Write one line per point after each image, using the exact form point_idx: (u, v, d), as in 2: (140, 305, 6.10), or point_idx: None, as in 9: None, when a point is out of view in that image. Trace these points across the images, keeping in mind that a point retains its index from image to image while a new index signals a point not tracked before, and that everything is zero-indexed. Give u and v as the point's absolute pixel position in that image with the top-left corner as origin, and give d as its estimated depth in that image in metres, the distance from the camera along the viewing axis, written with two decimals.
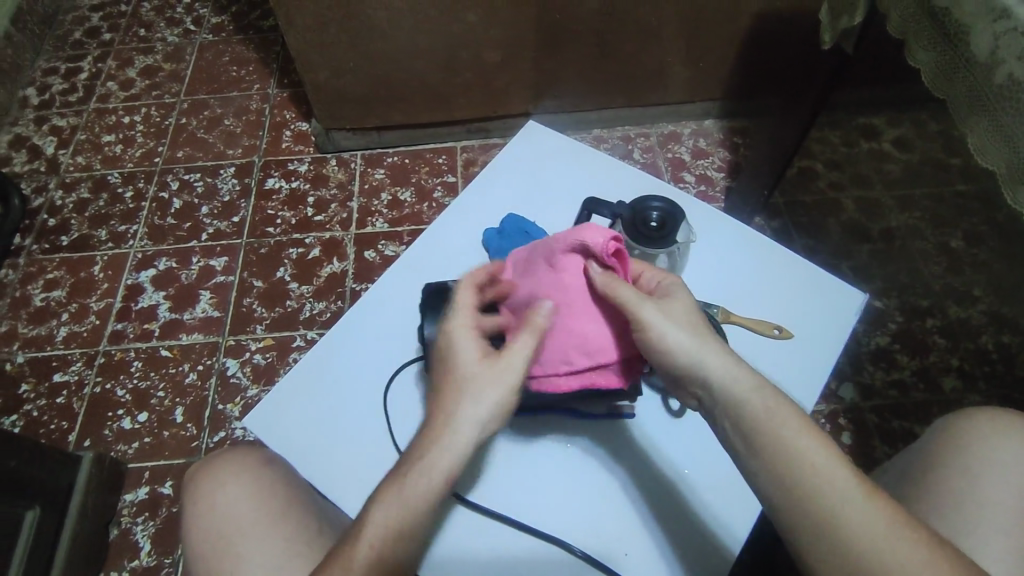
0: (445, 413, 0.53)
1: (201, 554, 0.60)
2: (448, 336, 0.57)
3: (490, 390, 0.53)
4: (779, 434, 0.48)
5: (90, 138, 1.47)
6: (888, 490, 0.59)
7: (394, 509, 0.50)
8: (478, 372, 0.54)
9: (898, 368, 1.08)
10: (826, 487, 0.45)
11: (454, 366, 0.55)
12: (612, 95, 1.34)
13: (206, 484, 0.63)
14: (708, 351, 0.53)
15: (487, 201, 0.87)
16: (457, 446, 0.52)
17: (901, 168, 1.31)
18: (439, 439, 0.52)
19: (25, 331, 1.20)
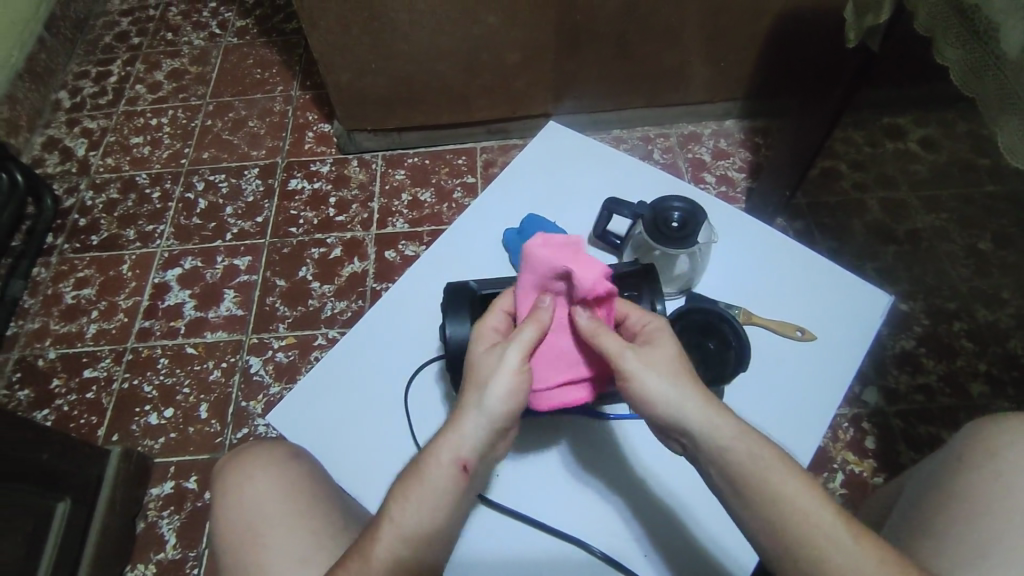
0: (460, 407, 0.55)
1: (229, 546, 0.61)
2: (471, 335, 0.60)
3: (497, 384, 0.54)
4: (769, 478, 0.49)
5: (119, 140, 1.50)
6: (912, 494, 0.59)
7: (409, 500, 0.52)
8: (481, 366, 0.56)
9: (924, 372, 1.07)
10: (815, 532, 0.47)
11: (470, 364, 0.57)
12: (632, 95, 1.34)
13: (233, 480, 0.64)
14: (690, 400, 0.52)
15: (506, 201, 0.87)
16: (468, 435, 0.53)
17: (928, 168, 1.29)
18: (452, 430, 0.54)
19: (57, 327, 1.23)
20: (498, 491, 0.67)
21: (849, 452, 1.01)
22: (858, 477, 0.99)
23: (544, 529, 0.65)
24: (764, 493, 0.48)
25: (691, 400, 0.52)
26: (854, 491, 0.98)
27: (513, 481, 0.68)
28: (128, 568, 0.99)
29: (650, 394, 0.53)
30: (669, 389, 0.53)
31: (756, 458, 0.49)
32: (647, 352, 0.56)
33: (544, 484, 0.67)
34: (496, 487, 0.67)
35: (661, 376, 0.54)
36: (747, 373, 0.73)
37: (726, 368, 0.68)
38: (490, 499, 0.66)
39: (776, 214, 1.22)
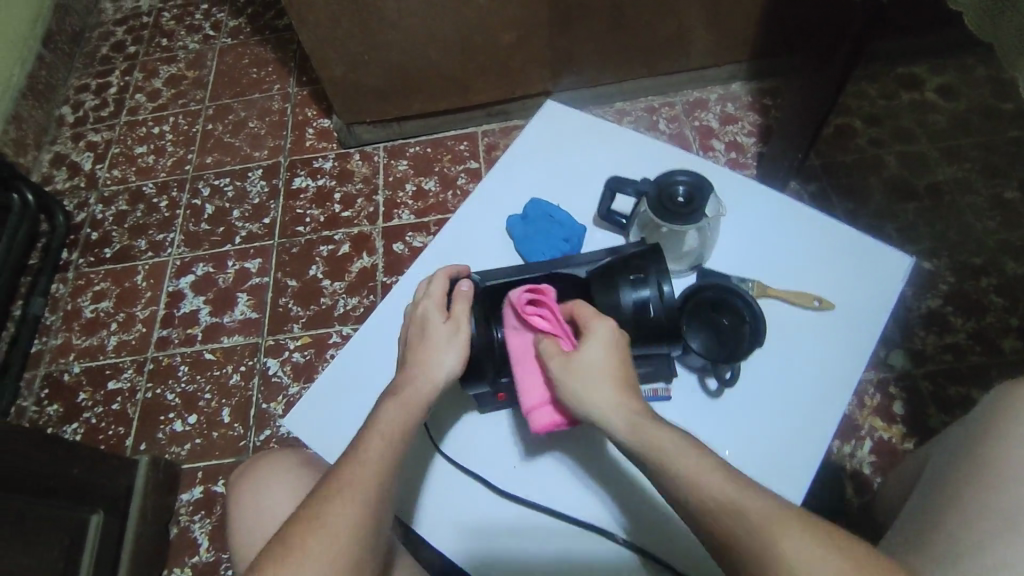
0: (423, 359, 0.62)
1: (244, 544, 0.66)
2: (415, 305, 0.65)
3: (454, 345, 0.62)
4: (657, 452, 0.52)
5: (124, 151, 1.51)
6: (939, 471, 0.56)
7: (396, 414, 0.59)
8: (438, 329, 0.63)
9: (951, 331, 1.03)
10: (698, 489, 0.49)
11: (425, 326, 0.64)
12: (633, 66, 1.30)
13: (236, 513, 0.68)
14: (594, 398, 0.56)
15: (507, 186, 0.85)
16: (437, 378, 0.61)
17: (948, 118, 1.23)
18: (417, 374, 0.61)
19: (79, 342, 1.26)
20: (511, 482, 0.68)
21: (876, 418, 0.99)
22: (887, 443, 0.97)
23: (565, 520, 0.65)
24: (681, 482, 0.50)
25: (610, 404, 0.55)
26: (883, 457, 0.96)
27: (531, 473, 0.68)
28: (165, 573, 1.02)
29: (578, 397, 0.57)
30: (592, 394, 0.56)
31: (643, 440, 0.53)
32: (578, 355, 0.58)
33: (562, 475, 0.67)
34: (515, 480, 0.68)
35: (589, 379, 0.57)
36: (764, 348, 0.71)
37: (742, 344, 0.66)
38: (504, 490, 0.67)
39: (789, 178, 1.18)
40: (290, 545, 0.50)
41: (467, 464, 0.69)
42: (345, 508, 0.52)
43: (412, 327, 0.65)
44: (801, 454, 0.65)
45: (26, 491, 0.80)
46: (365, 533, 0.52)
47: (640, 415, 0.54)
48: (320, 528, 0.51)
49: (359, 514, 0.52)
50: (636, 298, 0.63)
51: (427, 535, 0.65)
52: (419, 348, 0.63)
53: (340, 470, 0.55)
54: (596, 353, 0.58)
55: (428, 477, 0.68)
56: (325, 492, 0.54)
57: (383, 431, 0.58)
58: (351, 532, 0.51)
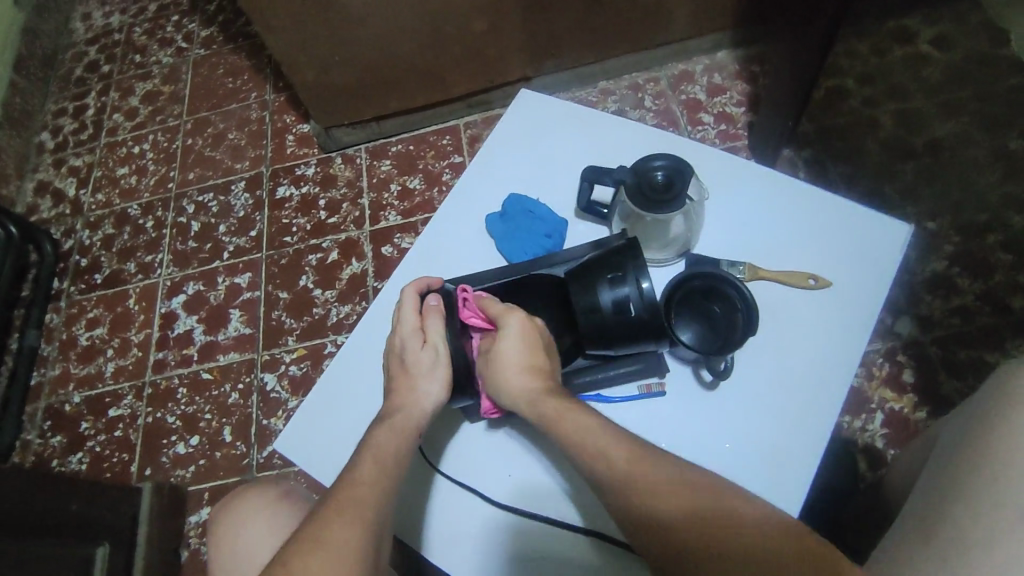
0: (408, 386, 0.61)
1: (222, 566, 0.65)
2: (395, 333, 0.63)
3: (436, 370, 0.61)
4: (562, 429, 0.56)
5: (106, 173, 1.49)
6: (941, 454, 0.53)
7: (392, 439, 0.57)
8: (418, 356, 0.62)
9: (959, 293, 0.99)
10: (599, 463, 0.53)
11: (405, 356, 0.62)
12: (613, 43, 1.25)
13: (226, 531, 0.66)
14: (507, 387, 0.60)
15: (485, 183, 0.82)
16: (426, 403, 0.60)
17: (945, 70, 1.18)
18: (405, 402, 0.60)
19: (77, 371, 1.25)
20: (501, 490, 0.67)
21: (886, 389, 0.96)
22: (898, 414, 0.94)
23: (557, 526, 0.64)
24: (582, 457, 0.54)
25: (519, 390, 0.59)
26: (895, 429, 0.93)
27: (534, 487, 0.67)
28: None
29: (494, 384, 0.61)
30: (505, 383, 0.60)
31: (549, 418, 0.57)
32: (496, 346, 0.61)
33: (568, 486, 0.66)
34: (518, 495, 0.66)
35: (502, 370, 0.60)
36: (760, 333, 0.68)
37: (733, 333, 0.64)
38: (494, 499, 0.66)
39: (781, 146, 1.14)
40: (290, 565, 0.46)
41: (469, 482, 0.67)
42: (346, 524, 0.49)
43: (392, 362, 0.64)
44: (805, 444, 0.63)
45: (28, 531, 0.80)
46: (369, 553, 0.48)
47: (548, 396, 0.59)
48: (322, 546, 0.47)
49: (362, 532, 0.49)
50: (616, 296, 0.61)
51: (435, 558, 0.65)
52: (404, 381, 0.62)
53: (337, 492, 0.52)
54: (509, 344, 0.60)
55: (431, 498, 0.67)
56: (325, 512, 0.50)
57: (376, 454, 0.55)
58: (355, 550, 0.47)
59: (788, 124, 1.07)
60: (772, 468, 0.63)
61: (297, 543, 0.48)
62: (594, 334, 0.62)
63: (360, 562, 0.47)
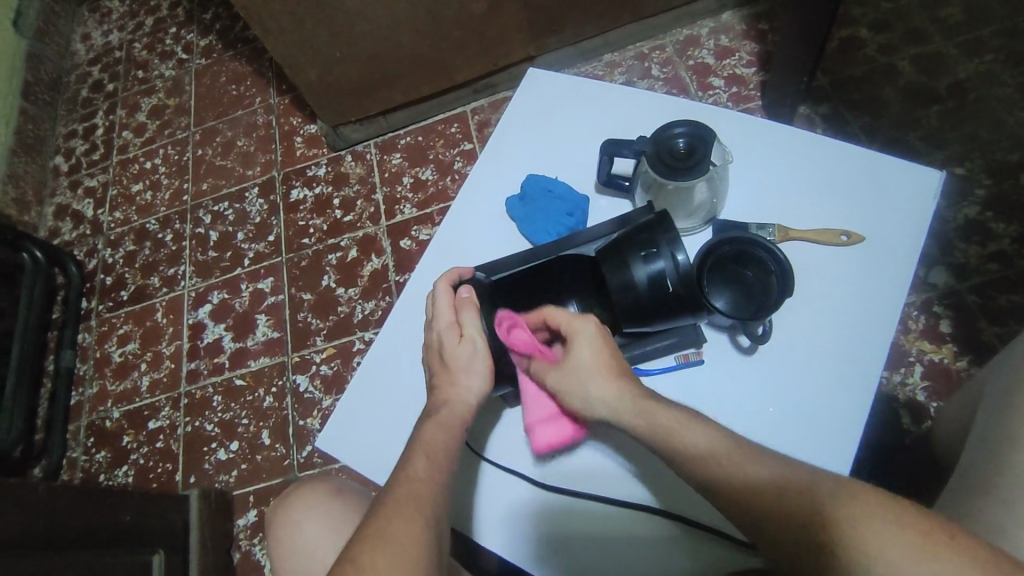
0: (450, 381, 0.61)
1: (285, 554, 0.66)
2: (432, 331, 0.63)
3: (478, 365, 0.61)
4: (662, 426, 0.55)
5: (121, 191, 1.50)
6: (987, 415, 0.53)
7: (440, 431, 0.57)
8: (456, 353, 0.61)
9: (994, 238, 0.97)
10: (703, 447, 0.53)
11: (444, 353, 0.62)
12: (615, 14, 1.23)
13: (289, 522, 0.67)
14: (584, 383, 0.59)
15: (501, 165, 0.81)
16: (471, 398, 0.60)
17: (964, 9, 1.14)
18: (448, 396, 0.60)
19: (113, 387, 1.28)
20: (547, 471, 0.67)
21: (924, 341, 0.94)
22: (939, 365, 0.92)
23: (608, 503, 0.65)
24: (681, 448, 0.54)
25: (596, 391, 0.59)
26: (937, 381, 0.92)
27: (580, 465, 0.67)
28: None
29: (580, 400, 0.59)
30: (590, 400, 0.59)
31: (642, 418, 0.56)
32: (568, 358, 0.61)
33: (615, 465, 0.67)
34: (565, 475, 0.67)
35: (580, 379, 0.59)
36: (798, 295, 0.67)
37: (769, 298, 0.63)
38: (542, 481, 0.67)
39: (797, 103, 1.11)
40: (356, 562, 0.46)
41: (514, 465, 0.68)
42: (407, 520, 0.49)
43: (431, 358, 0.64)
44: (851, 400, 0.62)
45: (86, 545, 0.82)
46: (431, 548, 0.48)
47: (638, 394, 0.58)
48: (385, 543, 0.47)
49: (422, 527, 0.49)
50: (651, 271, 0.59)
51: (488, 543, 0.65)
52: (443, 376, 0.61)
53: (394, 490, 0.52)
54: (582, 346, 0.60)
55: (478, 486, 0.67)
56: (384, 510, 0.50)
57: (426, 450, 0.55)
58: (418, 544, 0.47)
59: (803, 79, 1.04)
60: (819, 426, 0.62)
61: (360, 542, 0.47)
62: (630, 311, 0.61)
63: (421, 557, 0.46)
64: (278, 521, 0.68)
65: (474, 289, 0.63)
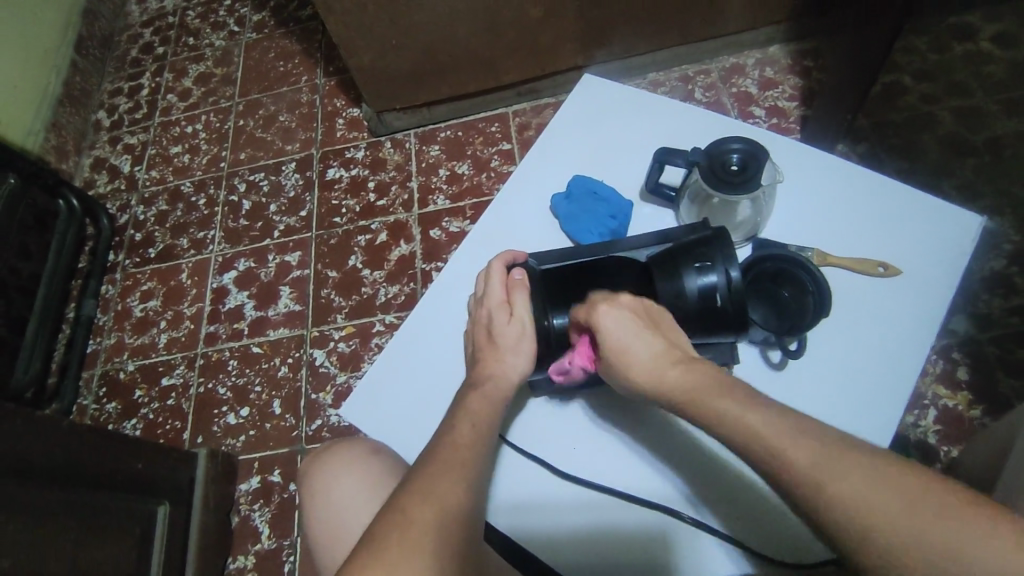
0: (495, 359, 0.62)
1: (323, 517, 0.67)
2: (481, 310, 0.65)
3: (523, 347, 0.62)
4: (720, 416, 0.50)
5: (160, 151, 1.53)
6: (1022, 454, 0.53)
7: (483, 402, 0.59)
8: (502, 332, 0.63)
9: (1018, 293, 0.98)
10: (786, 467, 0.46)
11: (492, 331, 0.63)
12: (666, 34, 1.25)
13: (332, 484, 0.67)
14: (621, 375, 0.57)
15: (548, 164, 0.84)
16: (512, 374, 0.61)
17: (1007, 68, 1.16)
18: (492, 370, 0.61)
19: (131, 340, 1.29)
20: (569, 463, 0.70)
21: (940, 386, 0.95)
22: (952, 411, 0.93)
23: (626, 498, 0.68)
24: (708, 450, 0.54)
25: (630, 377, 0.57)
26: (950, 426, 0.92)
27: (600, 459, 0.70)
28: (230, 559, 1.06)
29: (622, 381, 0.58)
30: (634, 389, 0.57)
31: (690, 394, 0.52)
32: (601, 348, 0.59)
33: (636, 463, 0.69)
34: (587, 468, 0.70)
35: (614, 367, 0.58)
36: (832, 319, 0.68)
37: (803, 317, 0.64)
38: (563, 471, 0.70)
39: (836, 140, 1.13)
40: (405, 517, 0.49)
41: (533, 452, 0.71)
42: (454, 480, 0.51)
43: (478, 334, 0.65)
44: (872, 427, 0.64)
45: (96, 486, 0.83)
46: (471, 509, 0.51)
47: (663, 369, 0.54)
48: (434, 502, 0.50)
49: (464, 490, 0.51)
50: (702, 284, 0.61)
51: (502, 525, 0.67)
52: (489, 353, 0.63)
53: (439, 451, 0.54)
54: (608, 340, 0.57)
55: (498, 466, 0.70)
56: (431, 468, 0.53)
57: (472, 418, 0.57)
58: (460, 504, 0.50)
59: (846, 116, 1.06)
60: None
61: (407, 495, 0.50)
62: (677, 318, 0.62)
63: (461, 515, 0.50)
64: (319, 481, 0.68)
65: (528, 273, 0.65)
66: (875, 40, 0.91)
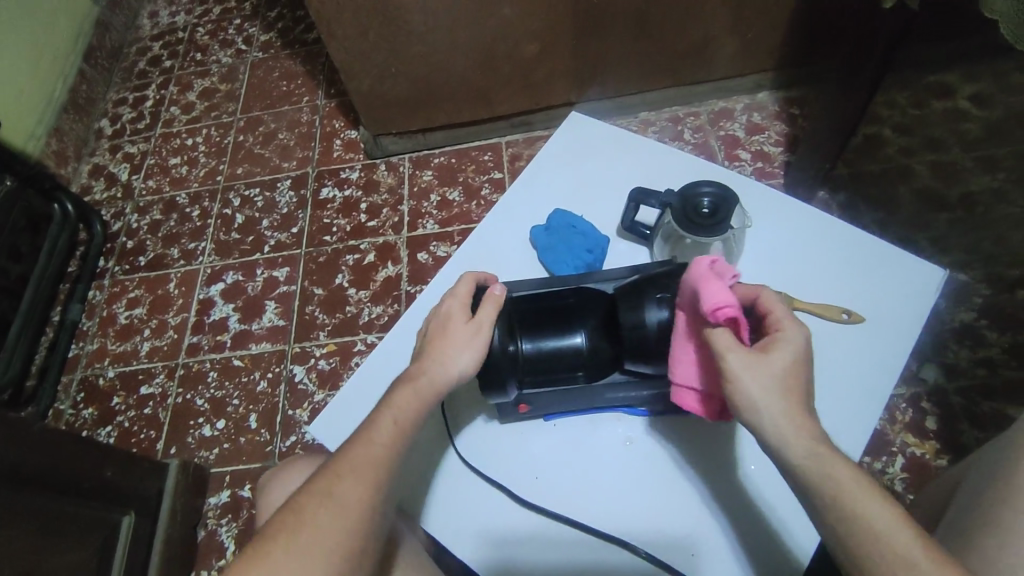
0: (439, 353, 0.61)
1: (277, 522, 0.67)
2: (444, 302, 0.65)
3: (469, 348, 0.61)
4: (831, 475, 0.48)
5: (158, 162, 1.55)
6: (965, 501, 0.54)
7: (412, 399, 0.59)
8: (455, 328, 0.63)
9: (987, 345, 1.00)
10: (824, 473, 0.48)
11: (448, 324, 0.63)
12: (658, 77, 1.29)
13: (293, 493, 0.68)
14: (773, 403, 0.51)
15: (531, 196, 0.86)
16: (451, 372, 0.60)
17: (983, 128, 1.20)
18: (433, 364, 0.61)
19: (113, 347, 1.29)
20: (532, 490, 0.69)
21: (908, 434, 0.96)
22: (919, 459, 0.94)
23: (589, 531, 0.66)
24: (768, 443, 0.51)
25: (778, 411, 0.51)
26: (916, 474, 0.93)
27: (563, 487, 0.69)
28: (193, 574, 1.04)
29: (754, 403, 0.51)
30: (770, 400, 0.51)
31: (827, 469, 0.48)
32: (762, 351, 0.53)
33: (601, 493, 0.68)
34: (549, 497, 0.69)
35: (766, 383, 0.51)
36: None
37: None
38: (525, 498, 0.69)
39: (816, 188, 1.16)
40: (301, 516, 0.52)
41: (491, 473, 0.70)
42: (354, 482, 0.53)
43: (433, 323, 0.65)
44: None
45: (63, 492, 0.83)
46: (372, 511, 0.53)
47: (810, 422, 0.51)
48: (332, 504, 0.52)
49: (369, 493, 0.53)
50: (663, 317, 0.63)
51: (458, 551, 0.66)
52: (438, 343, 0.62)
53: (353, 447, 0.56)
54: (784, 366, 0.52)
55: (460, 490, 0.69)
56: (339, 466, 0.55)
57: (395, 415, 0.58)
58: (358, 509, 0.52)
59: (825, 164, 1.09)
60: (784, 486, 0.65)
61: (309, 494, 0.53)
62: (637, 350, 0.64)
63: (358, 521, 0.52)
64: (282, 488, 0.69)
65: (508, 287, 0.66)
66: (853, 97, 0.95)
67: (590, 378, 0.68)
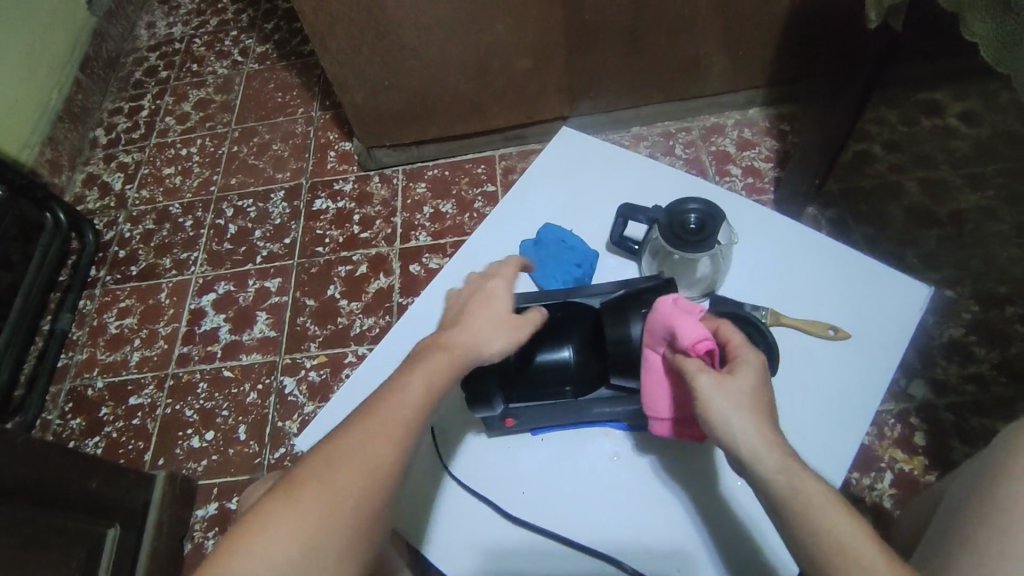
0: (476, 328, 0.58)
1: None
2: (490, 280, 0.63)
3: (503, 334, 0.59)
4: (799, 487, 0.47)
5: (152, 172, 1.55)
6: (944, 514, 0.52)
7: (441, 373, 0.55)
8: (495, 308, 0.60)
9: (975, 361, 1.01)
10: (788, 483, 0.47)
11: (491, 302, 0.61)
12: (650, 92, 1.31)
13: None
14: (742, 418, 0.51)
15: (521, 210, 0.86)
16: (483, 351, 0.57)
17: (971, 145, 1.22)
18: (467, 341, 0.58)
19: (103, 357, 1.29)
20: (515, 503, 0.69)
21: (897, 450, 0.97)
22: (908, 475, 0.94)
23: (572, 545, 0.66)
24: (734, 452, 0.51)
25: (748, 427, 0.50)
26: (905, 490, 0.93)
27: (547, 502, 0.69)
28: None
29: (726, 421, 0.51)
30: (739, 415, 0.51)
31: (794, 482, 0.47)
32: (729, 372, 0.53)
33: (584, 507, 0.68)
34: (533, 511, 0.69)
35: (734, 400, 0.51)
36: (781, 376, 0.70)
37: None
38: (509, 511, 0.69)
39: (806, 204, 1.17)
40: (300, 488, 0.47)
41: (477, 488, 0.70)
42: (364, 450, 0.49)
43: (475, 298, 0.62)
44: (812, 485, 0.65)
45: (46, 504, 0.82)
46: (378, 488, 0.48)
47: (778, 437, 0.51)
48: (334, 473, 0.47)
49: (382, 466, 0.48)
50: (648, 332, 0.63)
51: (441, 564, 0.66)
52: (478, 318, 0.59)
53: (368, 415, 0.51)
54: (750, 386, 0.52)
55: (444, 504, 0.69)
56: (351, 433, 0.50)
57: (417, 385, 0.54)
58: (362, 483, 0.47)
59: (814, 180, 1.10)
60: None
61: (315, 462, 0.48)
62: (622, 365, 0.65)
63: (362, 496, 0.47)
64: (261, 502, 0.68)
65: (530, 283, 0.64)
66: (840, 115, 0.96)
67: (577, 393, 0.69)
